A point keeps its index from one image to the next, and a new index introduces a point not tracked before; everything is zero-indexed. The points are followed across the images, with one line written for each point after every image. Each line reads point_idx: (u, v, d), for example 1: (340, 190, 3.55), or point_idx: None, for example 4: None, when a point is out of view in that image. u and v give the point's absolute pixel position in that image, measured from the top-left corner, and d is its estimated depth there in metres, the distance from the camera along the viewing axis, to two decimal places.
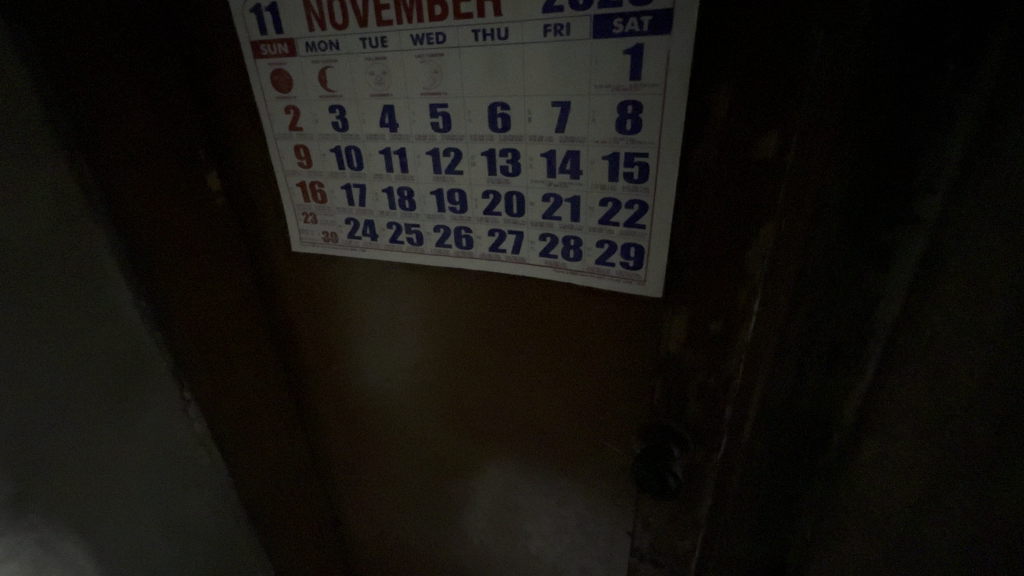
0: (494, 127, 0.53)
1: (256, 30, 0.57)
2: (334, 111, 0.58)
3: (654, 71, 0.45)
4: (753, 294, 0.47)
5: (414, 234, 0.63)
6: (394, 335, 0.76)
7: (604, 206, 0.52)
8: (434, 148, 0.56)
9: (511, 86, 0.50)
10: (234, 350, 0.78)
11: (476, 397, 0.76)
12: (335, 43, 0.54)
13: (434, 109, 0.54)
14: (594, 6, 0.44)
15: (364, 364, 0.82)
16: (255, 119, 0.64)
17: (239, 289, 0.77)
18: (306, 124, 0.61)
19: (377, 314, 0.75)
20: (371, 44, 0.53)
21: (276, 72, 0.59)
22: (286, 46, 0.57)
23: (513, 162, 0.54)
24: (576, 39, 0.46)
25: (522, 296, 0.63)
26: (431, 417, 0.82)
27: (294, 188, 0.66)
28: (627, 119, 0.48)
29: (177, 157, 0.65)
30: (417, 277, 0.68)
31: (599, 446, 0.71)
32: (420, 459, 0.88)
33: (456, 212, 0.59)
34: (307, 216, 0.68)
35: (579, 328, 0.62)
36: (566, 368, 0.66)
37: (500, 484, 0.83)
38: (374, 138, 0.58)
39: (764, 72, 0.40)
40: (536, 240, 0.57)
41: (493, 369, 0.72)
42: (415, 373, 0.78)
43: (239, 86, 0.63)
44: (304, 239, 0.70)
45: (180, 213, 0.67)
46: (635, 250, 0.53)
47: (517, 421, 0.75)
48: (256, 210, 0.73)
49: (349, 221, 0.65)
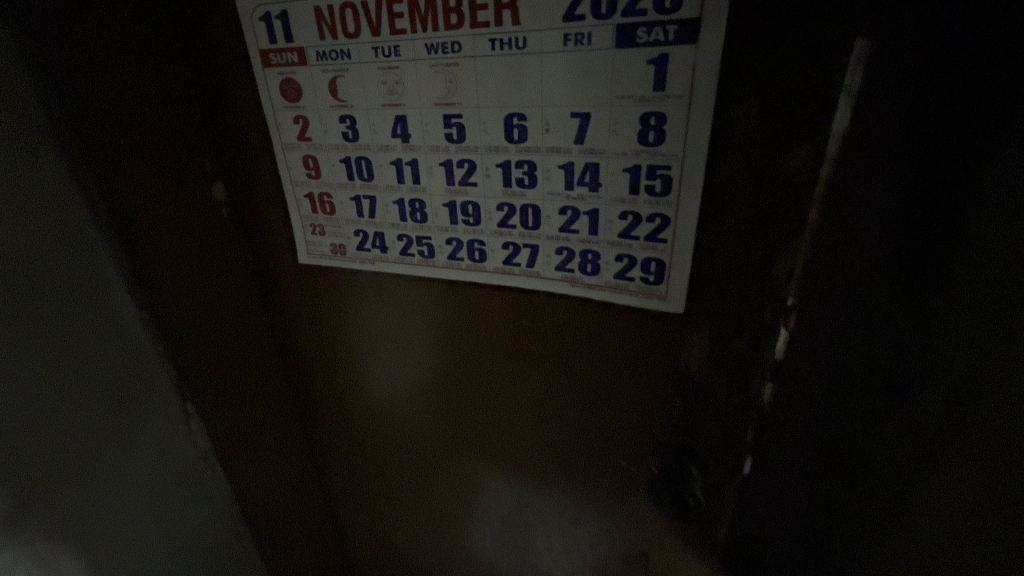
0: (510, 138, 0.51)
1: (266, 39, 0.56)
2: (344, 121, 0.57)
3: (681, 81, 0.43)
4: None
5: (426, 246, 0.61)
6: (400, 347, 0.74)
7: (624, 219, 0.50)
8: (447, 160, 0.55)
9: (529, 97, 0.48)
10: (239, 364, 0.77)
11: (486, 412, 0.74)
12: (346, 53, 0.53)
13: (448, 120, 0.52)
14: (618, 13, 0.42)
15: (373, 376, 0.80)
16: (264, 129, 0.63)
17: (243, 301, 0.76)
18: (315, 135, 0.59)
19: (384, 329, 0.73)
20: (384, 53, 0.52)
21: (286, 81, 0.57)
22: (296, 55, 0.55)
23: (530, 174, 0.52)
24: (597, 49, 0.44)
25: (537, 310, 0.61)
26: (437, 432, 0.80)
27: (301, 199, 0.65)
28: (650, 130, 0.45)
29: (184, 165, 0.64)
30: (426, 290, 0.67)
31: (614, 464, 0.68)
32: (429, 476, 0.86)
33: (469, 225, 0.57)
34: (315, 228, 0.66)
35: (595, 343, 0.60)
36: (579, 384, 0.65)
37: (511, 501, 0.80)
38: (386, 148, 0.57)
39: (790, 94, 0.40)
40: (552, 254, 0.55)
41: (502, 384, 0.70)
42: (421, 388, 0.77)
43: (246, 94, 0.61)
44: (312, 251, 0.69)
45: (185, 224, 0.65)
46: (656, 265, 0.51)
47: (528, 438, 0.73)
48: (261, 220, 0.71)
49: (358, 233, 0.64)
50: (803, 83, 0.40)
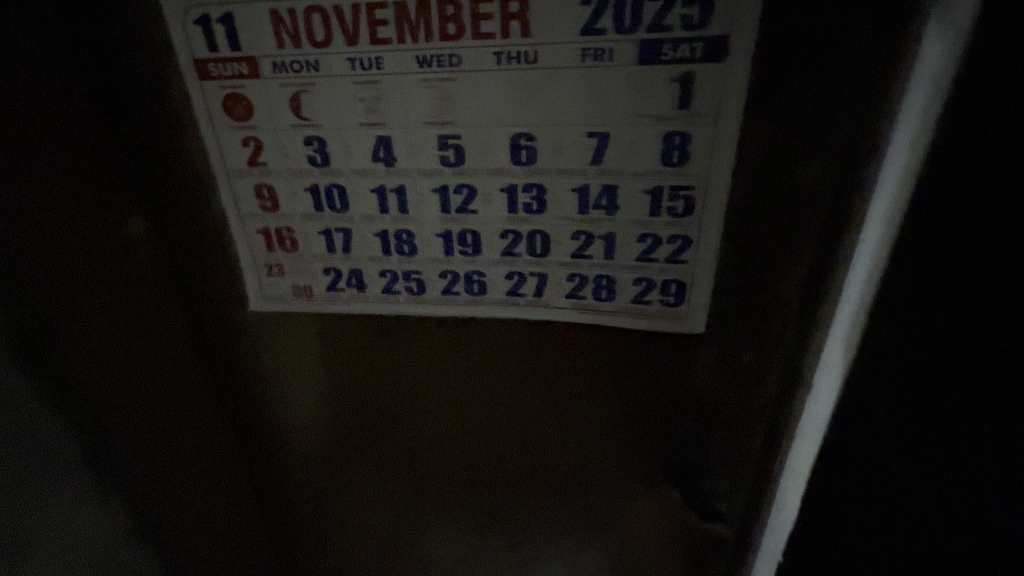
0: (517, 160, 0.46)
1: (203, 46, 0.46)
2: (310, 143, 0.48)
3: (707, 100, 0.41)
4: (791, 326, 0.49)
5: (414, 281, 0.54)
6: (381, 400, 0.63)
7: (642, 242, 0.48)
8: (442, 185, 0.48)
9: (539, 116, 0.44)
10: (166, 446, 0.60)
11: (487, 460, 0.65)
12: (313, 63, 0.45)
13: (443, 141, 0.46)
14: (641, 29, 0.40)
15: (346, 438, 0.66)
16: (197, 152, 0.51)
17: (177, 367, 0.59)
18: (272, 158, 0.50)
19: (360, 379, 0.62)
20: (362, 65, 0.45)
21: (231, 96, 0.47)
22: (245, 66, 0.46)
23: (538, 199, 0.48)
24: (617, 65, 0.41)
25: (547, 342, 0.56)
26: (426, 491, 0.68)
27: (253, 235, 0.54)
28: (673, 150, 0.43)
29: (90, 197, 0.49)
30: (411, 332, 0.58)
31: (633, 501, 0.63)
32: (403, 549, 0.73)
33: (467, 255, 0.52)
34: (271, 268, 0.56)
35: (610, 371, 0.56)
36: (594, 417, 0.60)
37: (514, 558, 0.71)
38: (365, 174, 0.49)
39: (808, 119, 0.41)
40: (562, 281, 0.51)
41: (507, 427, 0.62)
42: (405, 445, 0.66)
43: (173, 111, 0.50)
44: (266, 295, 0.57)
45: (77, 268, 0.50)
46: (675, 287, 0.49)
47: (535, 481, 0.65)
48: (189, 264, 0.57)
49: (329, 271, 0.55)
50: (820, 105, 0.40)
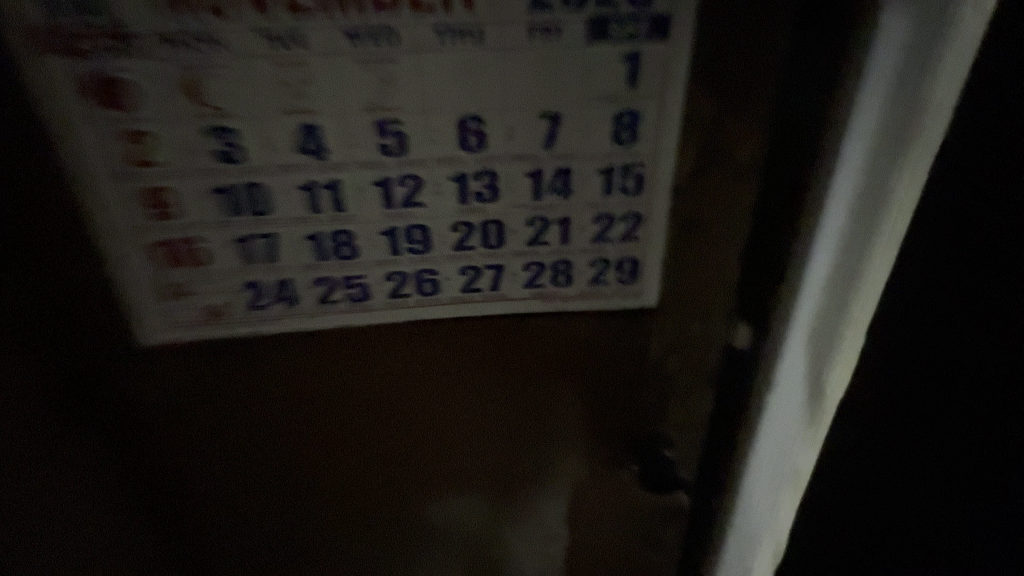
0: (466, 146, 0.43)
1: (57, 14, 0.36)
2: (216, 135, 0.41)
3: (653, 79, 0.42)
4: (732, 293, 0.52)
5: (357, 287, 0.48)
6: (327, 425, 0.55)
7: (597, 223, 0.48)
8: (384, 178, 0.44)
9: (488, 98, 0.42)
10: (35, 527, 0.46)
11: (452, 473, 0.60)
12: (216, 38, 0.38)
13: (383, 128, 0.42)
14: (589, 6, 0.39)
15: (284, 476, 0.57)
16: (57, 150, 0.40)
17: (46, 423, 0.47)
18: (164, 154, 0.41)
19: (300, 406, 0.54)
20: (279, 41, 0.38)
21: (103, 79, 0.38)
22: (120, 39, 0.37)
23: (491, 186, 0.45)
24: (567, 43, 0.40)
25: (509, 338, 0.53)
26: (387, 518, 0.61)
27: (144, 251, 0.44)
28: (624, 129, 0.44)
29: None
30: (356, 347, 0.52)
31: (603, 488, 0.63)
32: None
33: (416, 253, 0.47)
34: (171, 289, 0.46)
35: (576, 359, 0.55)
36: (562, 409, 0.58)
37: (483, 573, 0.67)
38: (290, 169, 0.42)
39: (740, 96, 0.44)
40: (520, 271, 0.49)
41: (473, 433, 0.58)
42: (359, 472, 0.58)
43: (18, 97, 0.39)
44: (167, 321, 0.47)
45: None
46: (630, 265, 0.50)
47: (506, 487, 0.62)
48: (52, 292, 0.45)
49: (250, 286, 0.47)
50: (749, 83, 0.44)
